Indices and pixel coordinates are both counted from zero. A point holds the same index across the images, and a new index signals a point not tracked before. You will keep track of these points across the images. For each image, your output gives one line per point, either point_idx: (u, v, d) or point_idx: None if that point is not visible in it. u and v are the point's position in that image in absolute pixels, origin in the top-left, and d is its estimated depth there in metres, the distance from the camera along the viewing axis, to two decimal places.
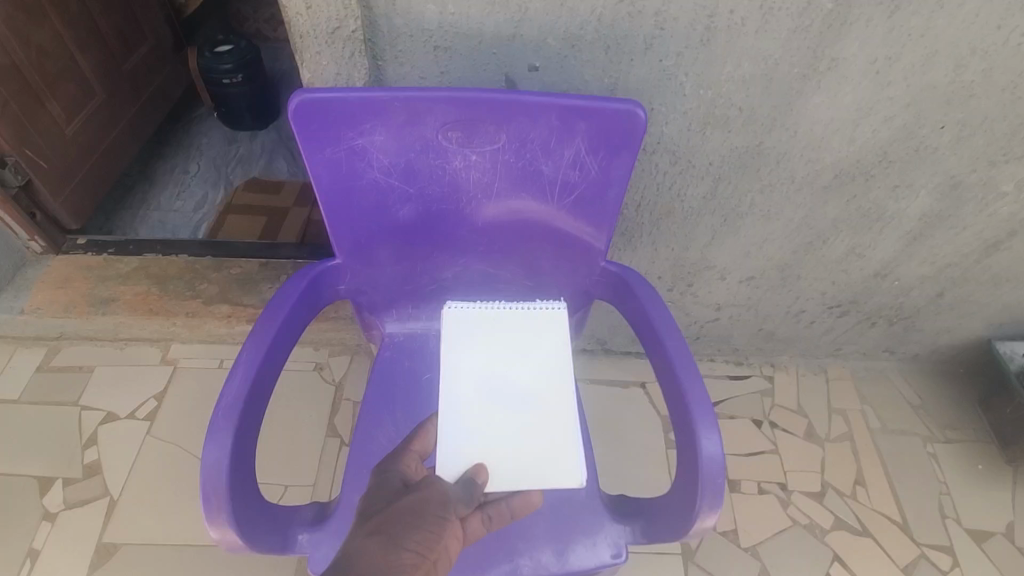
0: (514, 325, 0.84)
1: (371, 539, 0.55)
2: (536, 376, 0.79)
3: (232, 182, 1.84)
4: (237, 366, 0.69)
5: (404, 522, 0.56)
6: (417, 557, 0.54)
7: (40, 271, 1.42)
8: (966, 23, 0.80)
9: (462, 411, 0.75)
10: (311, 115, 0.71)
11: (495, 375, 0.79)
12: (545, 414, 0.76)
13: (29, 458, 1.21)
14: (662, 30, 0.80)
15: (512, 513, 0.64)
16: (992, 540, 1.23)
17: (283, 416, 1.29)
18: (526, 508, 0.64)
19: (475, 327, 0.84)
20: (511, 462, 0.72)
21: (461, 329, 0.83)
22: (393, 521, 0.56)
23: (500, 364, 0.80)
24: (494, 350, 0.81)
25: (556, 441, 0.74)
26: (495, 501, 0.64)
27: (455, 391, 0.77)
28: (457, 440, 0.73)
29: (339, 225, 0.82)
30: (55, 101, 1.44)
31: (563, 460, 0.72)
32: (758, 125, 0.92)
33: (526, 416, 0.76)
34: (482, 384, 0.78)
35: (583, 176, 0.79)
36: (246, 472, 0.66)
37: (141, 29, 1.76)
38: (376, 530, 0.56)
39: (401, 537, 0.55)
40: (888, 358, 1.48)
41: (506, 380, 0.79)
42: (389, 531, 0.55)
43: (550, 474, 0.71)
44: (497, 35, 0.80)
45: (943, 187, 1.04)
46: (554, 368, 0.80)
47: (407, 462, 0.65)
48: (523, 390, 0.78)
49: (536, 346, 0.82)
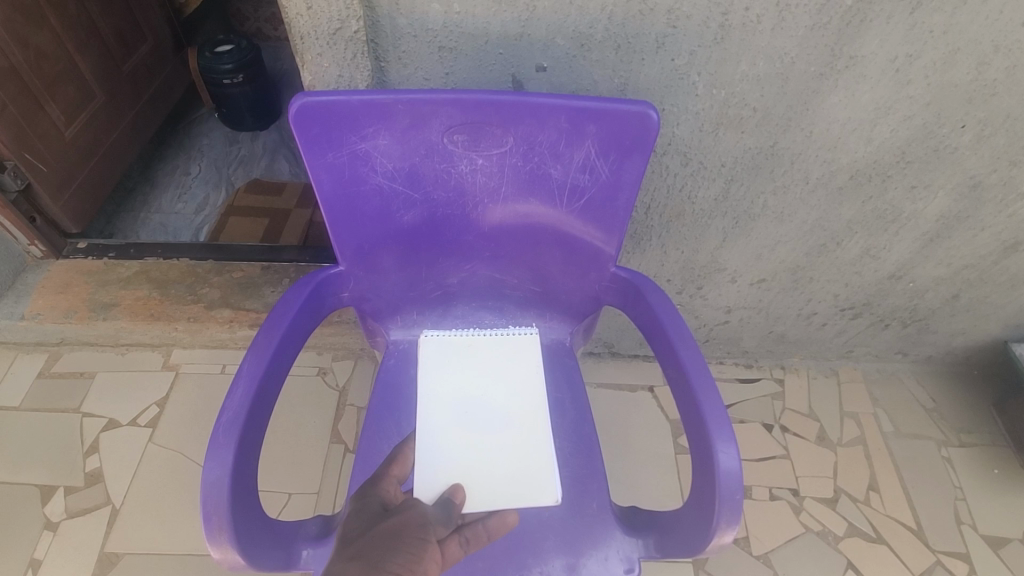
0: (491, 350, 0.86)
1: (350, 563, 0.50)
2: (512, 398, 0.81)
3: (234, 184, 1.82)
4: (238, 379, 0.68)
5: (384, 545, 0.53)
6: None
7: (40, 277, 1.41)
8: (990, 20, 0.77)
9: (439, 433, 0.76)
10: (312, 119, 0.69)
11: (472, 397, 0.80)
12: (522, 433, 0.77)
13: (29, 467, 1.20)
14: (674, 28, 0.77)
15: (490, 534, 0.61)
16: (1009, 547, 1.20)
17: (286, 423, 1.28)
18: (503, 528, 0.62)
19: (453, 354, 0.85)
20: (487, 481, 0.72)
21: (439, 356, 0.85)
22: (374, 544, 0.53)
23: (477, 386, 0.81)
24: (473, 375, 0.83)
25: (533, 458, 0.75)
26: (471, 522, 0.62)
27: (432, 413, 0.78)
28: (435, 461, 0.74)
29: (342, 231, 0.80)
30: (54, 105, 1.42)
31: (539, 478, 0.73)
32: (773, 125, 0.89)
33: (503, 436, 0.77)
34: (460, 405, 0.79)
35: (593, 180, 0.76)
36: (248, 488, 0.64)
37: (141, 30, 1.74)
38: (356, 554, 0.52)
39: (381, 558, 0.51)
40: (900, 360, 1.45)
41: (483, 402, 0.80)
42: (371, 553, 0.51)
43: (525, 492, 0.72)
44: (505, 35, 0.77)
45: (961, 188, 1.01)
46: (531, 391, 0.82)
47: (384, 487, 0.63)
48: (498, 410, 0.79)
49: (511, 369, 0.84)
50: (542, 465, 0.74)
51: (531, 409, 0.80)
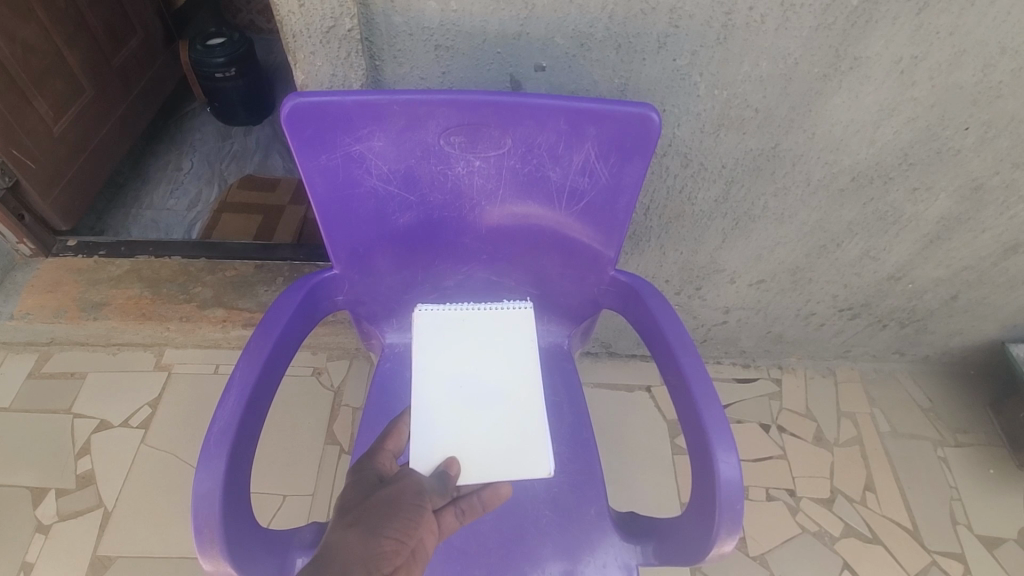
0: (484, 324, 0.81)
1: (349, 530, 0.50)
2: (505, 374, 0.76)
3: (226, 180, 1.80)
4: (230, 387, 0.66)
5: (381, 511, 0.52)
6: (397, 543, 0.50)
7: (29, 275, 1.38)
8: (997, 21, 0.76)
9: (432, 408, 0.72)
10: (305, 120, 0.67)
11: (466, 370, 0.76)
12: (517, 407, 0.73)
13: (20, 469, 1.18)
14: (676, 28, 0.76)
15: (484, 505, 0.59)
16: (1004, 546, 1.20)
17: (281, 423, 1.26)
18: (497, 501, 0.60)
19: (445, 328, 0.80)
20: (481, 456, 0.69)
21: (430, 331, 0.80)
22: (373, 510, 0.52)
23: (472, 359, 0.77)
24: (464, 349, 0.78)
25: (527, 434, 0.71)
26: (466, 494, 0.60)
27: (425, 385, 0.75)
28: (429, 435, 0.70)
29: (337, 234, 0.78)
30: (42, 100, 1.39)
31: (531, 452, 0.70)
32: (775, 126, 0.88)
33: (494, 411, 0.73)
34: (453, 379, 0.75)
35: (592, 183, 0.75)
36: (242, 499, 0.63)
37: (131, 22, 1.71)
38: (355, 520, 0.51)
39: (378, 525, 0.50)
40: (897, 360, 1.45)
41: (475, 377, 0.76)
42: (368, 519, 0.51)
43: (517, 467, 0.68)
44: (502, 34, 0.76)
45: (964, 190, 1.01)
46: (527, 364, 0.77)
47: (378, 460, 0.61)
48: (490, 386, 0.75)
49: (504, 343, 0.79)
50: (536, 439, 0.71)
51: (526, 382, 0.75)
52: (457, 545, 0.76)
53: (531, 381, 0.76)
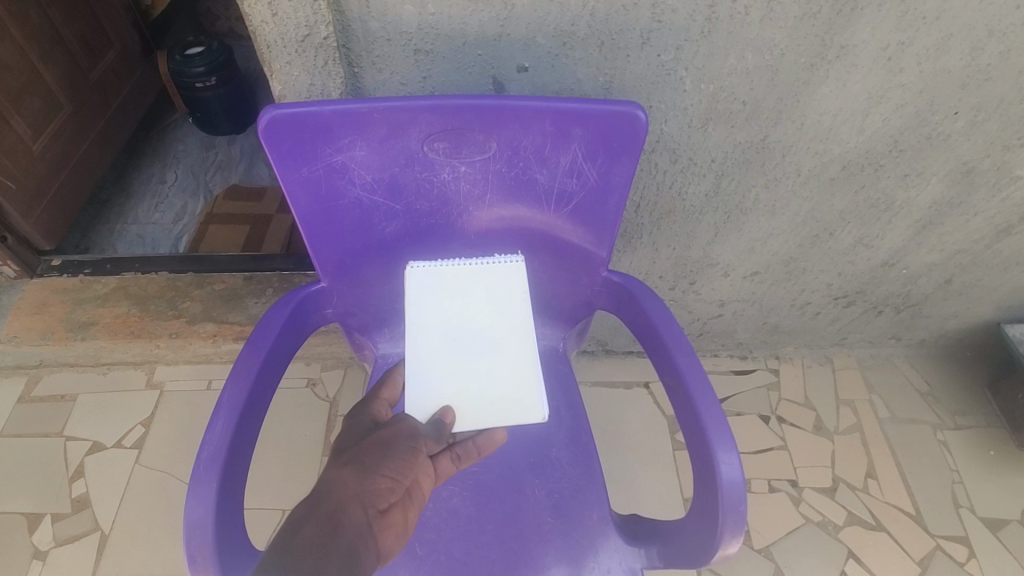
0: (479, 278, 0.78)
1: (345, 467, 0.53)
2: (499, 323, 0.74)
3: (212, 191, 1.77)
4: (219, 410, 0.65)
5: (376, 452, 0.55)
6: (391, 481, 0.54)
7: (14, 297, 1.36)
8: (982, 4, 0.76)
9: (427, 360, 0.71)
10: (283, 132, 0.65)
11: (457, 322, 0.74)
12: (511, 356, 0.72)
13: (13, 496, 1.16)
14: (659, 23, 0.74)
15: (479, 450, 0.61)
16: (1007, 527, 1.20)
17: (277, 436, 1.25)
18: (492, 445, 0.62)
19: (439, 284, 0.77)
20: (475, 405, 0.68)
21: (424, 286, 0.77)
22: (368, 450, 0.56)
23: (465, 310, 0.75)
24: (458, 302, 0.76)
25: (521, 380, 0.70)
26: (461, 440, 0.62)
27: (419, 338, 0.73)
28: (423, 386, 0.69)
29: (323, 247, 0.77)
30: (19, 118, 1.36)
31: (524, 397, 0.69)
32: (764, 118, 0.87)
33: (487, 359, 0.72)
34: (445, 331, 0.74)
35: (581, 184, 0.74)
36: (236, 523, 0.62)
37: (106, 35, 1.67)
38: (351, 458, 0.55)
39: (376, 464, 0.54)
40: (893, 345, 1.45)
41: (468, 327, 0.74)
42: (363, 458, 0.54)
43: (511, 414, 0.68)
44: (482, 35, 0.74)
45: (955, 174, 1.00)
46: (520, 313, 0.75)
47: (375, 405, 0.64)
48: (482, 335, 0.74)
49: (498, 294, 0.77)
50: (530, 386, 0.70)
51: (518, 331, 0.74)
52: (458, 557, 0.74)
53: (522, 328, 0.74)
